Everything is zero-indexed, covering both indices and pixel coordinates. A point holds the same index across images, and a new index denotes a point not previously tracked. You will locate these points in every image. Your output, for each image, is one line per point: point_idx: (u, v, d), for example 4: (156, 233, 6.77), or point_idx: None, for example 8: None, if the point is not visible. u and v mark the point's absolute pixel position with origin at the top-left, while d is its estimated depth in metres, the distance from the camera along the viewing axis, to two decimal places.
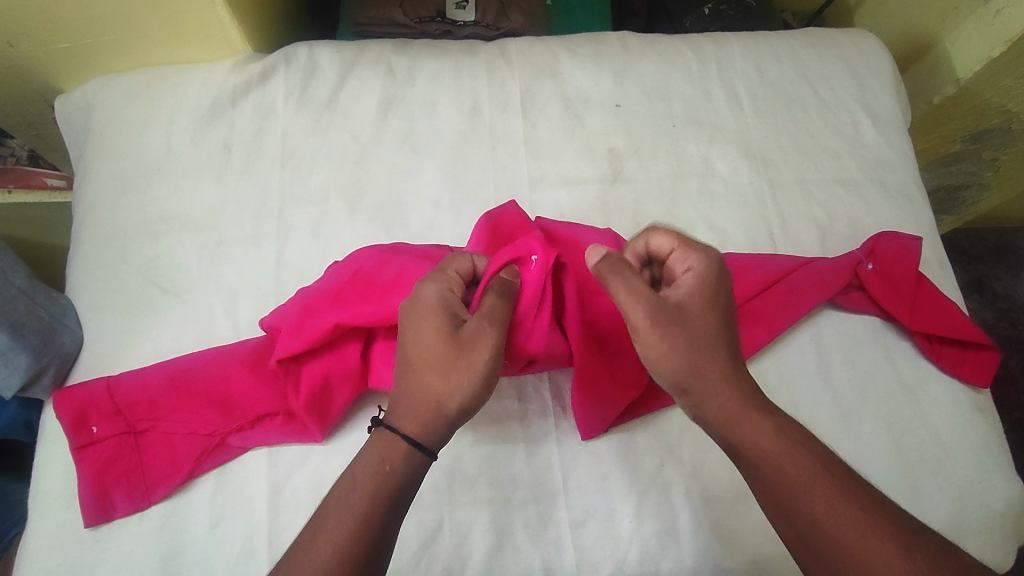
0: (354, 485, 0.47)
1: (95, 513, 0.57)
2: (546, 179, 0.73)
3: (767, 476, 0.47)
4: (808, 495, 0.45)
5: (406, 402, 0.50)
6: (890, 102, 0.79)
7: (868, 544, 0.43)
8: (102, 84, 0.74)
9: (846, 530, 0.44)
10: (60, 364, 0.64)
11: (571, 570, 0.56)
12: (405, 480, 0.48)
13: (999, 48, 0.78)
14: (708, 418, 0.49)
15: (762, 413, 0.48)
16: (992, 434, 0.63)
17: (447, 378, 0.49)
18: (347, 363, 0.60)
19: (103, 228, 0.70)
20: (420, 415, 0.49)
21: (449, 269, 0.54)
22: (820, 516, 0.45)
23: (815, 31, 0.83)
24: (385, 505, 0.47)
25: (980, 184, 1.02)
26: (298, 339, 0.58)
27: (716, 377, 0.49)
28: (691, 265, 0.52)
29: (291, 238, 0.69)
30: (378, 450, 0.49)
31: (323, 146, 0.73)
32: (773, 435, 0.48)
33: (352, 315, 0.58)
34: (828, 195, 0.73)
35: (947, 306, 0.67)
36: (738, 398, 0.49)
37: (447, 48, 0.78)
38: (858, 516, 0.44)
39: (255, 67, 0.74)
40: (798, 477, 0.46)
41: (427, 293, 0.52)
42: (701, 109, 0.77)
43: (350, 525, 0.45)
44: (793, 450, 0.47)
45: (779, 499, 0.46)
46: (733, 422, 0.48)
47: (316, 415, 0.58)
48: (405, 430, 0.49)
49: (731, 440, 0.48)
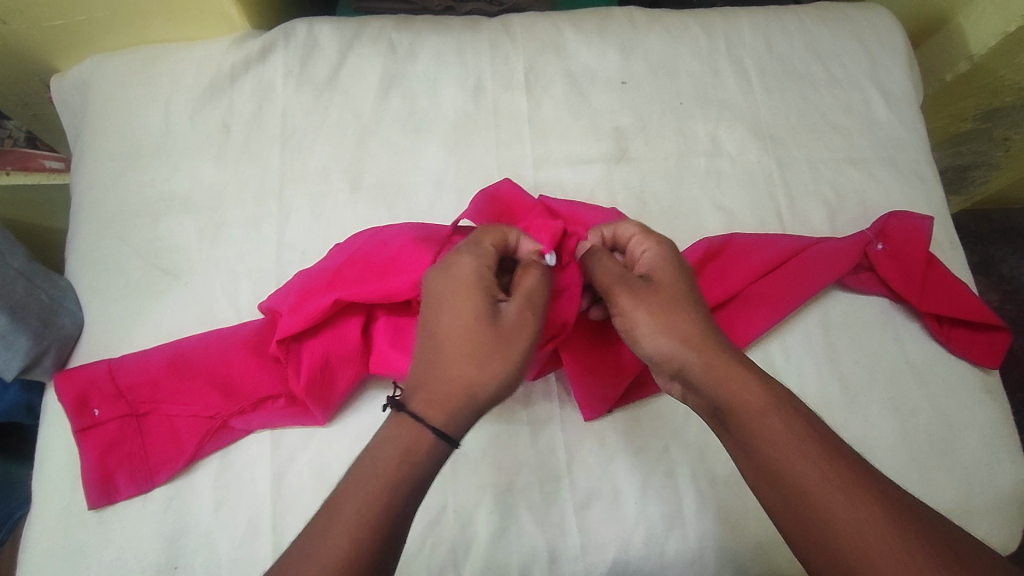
0: (367, 472, 0.44)
1: (99, 495, 0.56)
2: (551, 158, 0.71)
3: (755, 442, 0.46)
4: (793, 457, 0.44)
5: (431, 385, 0.47)
6: (902, 79, 0.77)
7: (853, 508, 0.42)
8: (98, 62, 0.73)
9: (829, 492, 0.43)
10: (61, 347, 0.63)
11: (575, 551, 0.56)
12: (420, 471, 0.45)
13: (1015, 23, 0.76)
14: (690, 380, 0.50)
15: (749, 374, 0.48)
16: (1000, 416, 0.62)
17: (483, 364, 0.47)
18: (347, 345, 0.59)
19: (101, 209, 0.69)
20: (447, 400, 0.46)
21: (484, 247, 0.52)
22: (804, 474, 0.44)
23: (826, 6, 0.81)
24: (402, 496, 0.44)
25: (990, 164, 1.01)
26: (298, 320, 0.57)
27: (694, 340, 0.50)
28: (646, 250, 0.55)
29: (292, 219, 0.68)
30: (394, 436, 0.46)
31: (323, 125, 0.71)
32: (762, 395, 0.47)
33: (355, 296, 0.57)
34: (837, 174, 0.72)
35: (957, 287, 0.65)
36: (720, 360, 0.49)
37: (448, 24, 0.77)
38: (843, 478, 0.43)
39: (254, 44, 0.73)
40: (787, 440, 0.45)
41: (464, 269, 0.50)
42: (709, 85, 0.75)
43: (365, 512, 0.43)
44: (778, 411, 0.46)
45: (762, 460, 0.46)
46: (720, 381, 0.48)
47: (318, 399, 0.58)
48: (431, 421, 0.46)
49: (721, 400, 0.48)
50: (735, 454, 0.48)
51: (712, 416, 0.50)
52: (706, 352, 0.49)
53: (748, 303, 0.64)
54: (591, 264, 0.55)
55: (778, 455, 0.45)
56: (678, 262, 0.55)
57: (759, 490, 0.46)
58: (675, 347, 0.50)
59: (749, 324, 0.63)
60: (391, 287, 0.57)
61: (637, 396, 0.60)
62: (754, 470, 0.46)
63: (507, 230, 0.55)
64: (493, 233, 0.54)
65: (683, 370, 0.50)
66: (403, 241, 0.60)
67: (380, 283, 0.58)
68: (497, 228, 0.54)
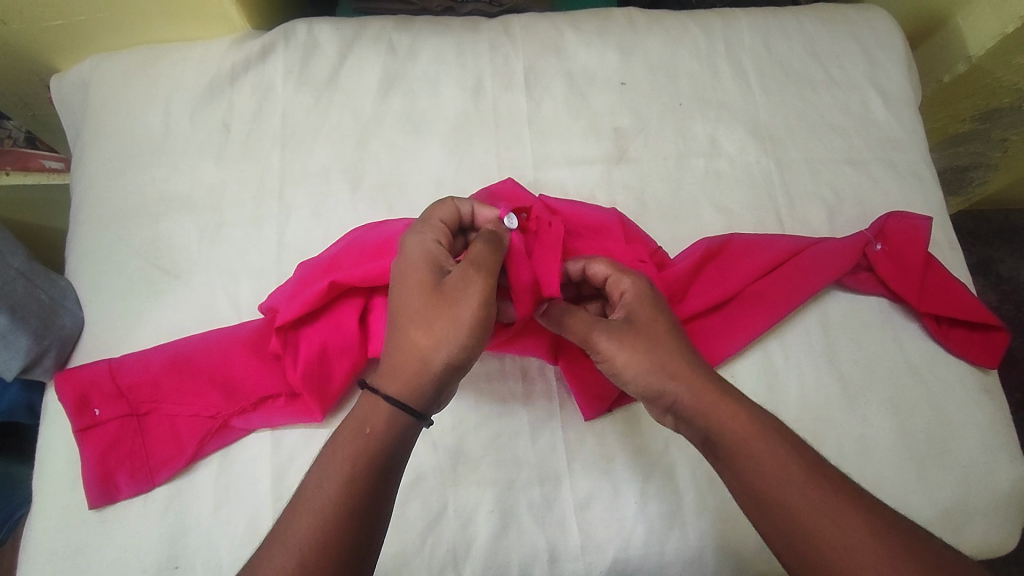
0: (353, 431, 0.46)
1: (100, 495, 0.56)
2: (550, 158, 0.71)
3: (744, 467, 0.46)
4: (781, 480, 0.45)
5: (391, 360, 0.49)
6: (901, 80, 0.77)
7: (841, 526, 0.43)
8: (98, 62, 0.73)
9: (817, 511, 0.44)
10: (62, 346, 0.63)
11: (575, 551, 0.56)
12: (400, 432, 0.47)
13: (1013, 25, 0.76)
14: (683, 414, 0.49)
15: (732, 400, 0.48)
16: (998, 415, 0.62)
17: (432, 331, 0.48)
18: (345, 335, 0.59)
19: (101, 209, 0.69)
20: (404, 372, 0.48)
21: (433, 220, 0.54)
22: (794, 499, 0.44)
23: (826, 7, 0.81)
24: (385, 455, 0.46)
25: (988, 165, 1.01)
26: (297, 306, 0.58)
27: (681, 375, 0.49)
28: (623, 286, 0.55)
29: (292, 219, 0.68)
30: (357, 413, 0.47)
31: (323, 125, 0.71)
32: (747, 422, 0.47)
33: (351, 279, 0.58)
34: (836, 174, 0.72)
35: (956, 287, 0.66)
36: (704, 392, 0.49)
37: (448, 25, 0.77)
38: (830, 497, 0.44)
39: (254, 45, 0.73)
40: (773, 462, 0.46)
41: (413, 246, 0.52)
42: (709, 86, 0.75)
43: (351, 468, 0.45)
44: (767, 435, 0.47)
45: (754, 485, 0.46)
46: (708, 413, 0.48)
47: (313, 387, 0.58)
48: (388, 392, 0.47)
49: (709, 431, 0.48)
50: (724, 479, 0.48)
51: (702, 445, 0.49)
52: (691, 382, 0.49)
53: (748, 302, 0.64)
54: (565, 310, 0.54)
55: (769, 479, 0.45)
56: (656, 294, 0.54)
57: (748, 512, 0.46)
58: (663, 382, 0.49)
59: (749, 324, 0.63)
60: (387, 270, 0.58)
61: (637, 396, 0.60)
62: (744, 494, 0.46)
63: (456, 201, 0.56)
64: (441, 205, 0.55)
65: (675, 403, 0.49)
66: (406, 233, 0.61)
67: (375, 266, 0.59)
68: (451, 202, 0.56)
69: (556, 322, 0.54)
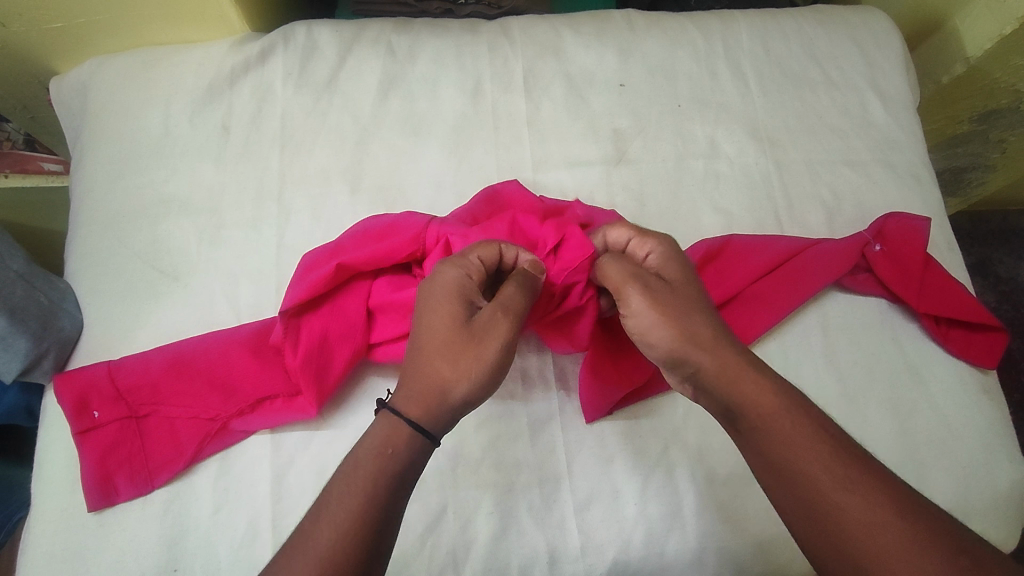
0: (356, 469, 0.46)
1: (99, 497, 0.56)
2: (549, 160, 0.72)
3: (767, 439, 0.47)
4: (805, 454, 0.45)
5: (410, 384, 0.49)
6: (899, 81, 0.77)
7: (864, 504, 0.43)
8: (97, 65, 0.73)
9: (841, 488, 0.44)
10: (61, 349, 0.63)
11: (575, 552, 0.56)
12: (404, 465, 0.47)
13: (1011, 25, 0.76)
14: (705, 382, 0.50)
15: (760, 374, 0.49)
16: (997, 416, 0.63)
17: (456, 365, 0.49)
18: (347, 322, 0.60)
19: (100, 211, 0.69)
20: (421, 399, 0.48)
21: (469, 256, 0.54)
22: (816, 475, 0.44)
23: (824, 9, 0.81)
24: (385, 487, 0.45)
25: (986, 166, 1.01)
26: (303, 288, 0.59)
27: (709, 343, 0.50)
28: (651, 250, 0.56)
29: (291, 220, 0.68)
30: (380, 432, 0.48)
31: (322, 127, 0.71)
32: (774, 395, 0.48)
33: (358, 260, 0.60)
34: (835, 176, 0.72)
35: (955, 288, 0.66)
36: (733, 363, 0.49)
37: (447, 27, 0.77)
38: (854, 476, 0.44)
39: (253, 47, 0.73)
40: (797, 437, 0.46)
41: (448, 277, 0.52)
42: (707, 88, 0.76)
43: (352, 504, 0.44)
44: (790, 412, 0.47)
45: (777, 460, 0.46)
46: (733, 382, 0.48)
47: (312, 376, 0.58)
48: (409, 414, 0.48)
49: (733, 401, 0.48)
50: (747, 454, 0.49)
51: (724, 418, 0.50)
52: (719, 353, 0.50)
53: (748, 303, 0.65)
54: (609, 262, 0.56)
55: (792, 456, 0.45)
56: (681, 261, 0.56)
57: (768, 485, 0.47)
58: (689, 343, 0.50)
59: (749, 324, 0.64)
60: (393, 249, 0.60)
61: (638, 396, 0.61)
62: (766, 472, 0.47)
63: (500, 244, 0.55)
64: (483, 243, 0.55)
65: (697, 372, 0.50)
66: (411, 220, 0.62)
67: (380, 246, 0.60)
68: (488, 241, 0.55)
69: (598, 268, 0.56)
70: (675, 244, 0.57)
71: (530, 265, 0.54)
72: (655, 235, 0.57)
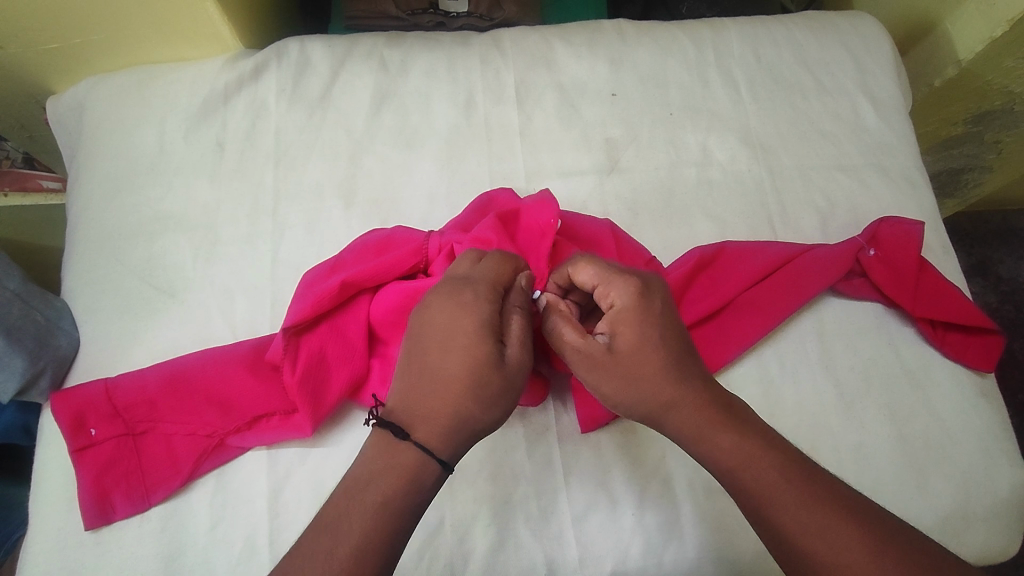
0: (364, 493, 0.45)
1: (95, 515, 0.56)
2: (543, 170, 0.72)
3: (735, 484, 0.47)
4: (772, 500, 0.45)
5: (440, 424, 0.47)
6: (890, 84, 0.77)
7: (829, 549, 0.42)
8: (92, 85, 0.73)
9: (808, 533, 0.43)
10: (58, 367, 0.63)
11: (573, 564, 0.56)
12: (419, 491, 0.46)
13: (1001, 28, 0.77)
14: (673, 435, 0.50)
15: (724, 424, 0.48)
16: (996, 419, 0.62)
17: (488, 405, 0.48)
18: (346, 342, 0.60)
19: (97, 229, 0.69)
20: (451, 438, 0.47)
21: (494, 283, 0.51)
22: (782, 521, 0.44)
23: (815, 15, 0.82)
24: (396, 516, 0.45)
25: (982, 167, 1.01)
26: (308, 302, 0.59)
27: (671, 404, 0.48)
28: (614, 300, 0.50)
29: (286, 236, 0.68)
30: (389, 457, 0.46)
31: (317, 141, 0.72)
32: (737, 444, 0.47)
33: (361, 275, 0.60)
34: (828, 181, 0.72)
35: (951, 291, 0.65)
36: (701, 414, 0.48)
37: (440, 40, 0.78)
38: (805, 489, 0.45)
39: (246, 63, 0.73)
40: (762, 484, 0.46)
41: (479, 310, 0.49)
42: (700, 96, 0.76)
43: (363, 532, 0.44)
44: (759, 458, 0.46)
45: (749, 504, 0.46)
46: (698, 436, 0.48)
47: (308, 398, 0.57)
48: (438, 453, 0.47)
49: (699, 451, 0.48)
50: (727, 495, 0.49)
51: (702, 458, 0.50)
52: (682, 412, 0.49)
53: (743, 309, 0.65)
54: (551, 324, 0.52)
55: (761, 501, 0.45)
56: (649, 312, 0.49)
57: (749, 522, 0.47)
58: (647, 411, 0.49)
59: (744, 331, 0.64)
60: (397, 262, 0.61)
61: None
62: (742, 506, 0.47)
63: (515, 259, 0.54)
64: (501, 262, 0.52)
65: (664, 428, 0.50)
66: (411, 235, 0.63)
67: (383, 260, 0.61)
68: (502, 259, 0.53)
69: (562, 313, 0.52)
70: (641, 285, 0.50)
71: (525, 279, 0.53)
72: (620, 279, 0.50)
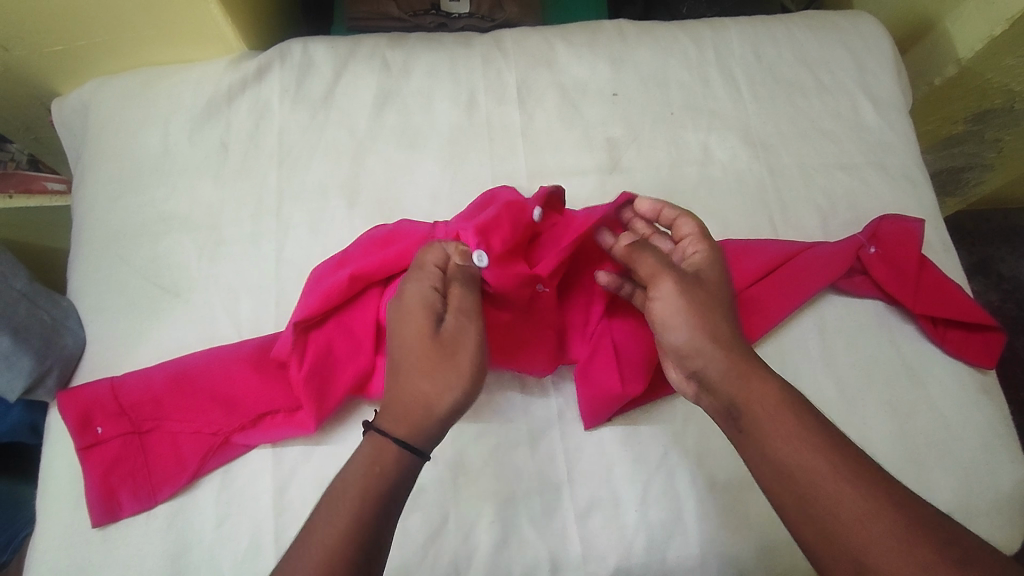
0: (341, 491, 0.46)
1: (102, 513, 0.57)
2: (545, 170, 0.72)
3: (766, 437, 0.47)
4: (803, 448, 0.46)
5: (395, 406, 0.50)
6: (890, 83, 0.78)
7: (858, 496, 0.43)
8: (97, 86, 0.74)
9: (839, 481, 0.44)
10: (64, 366, 0.64)
11: (577, 560, 0.56)
12: (395, 484, 0.47)
13: (1000, 27, 0.77)
14: (709, 379, 0.51)
15: (761, 372, 0.50)
16: (997, 415, 0.63)
17: (436, 379, 0.49)
18: (352, 338, 0.60)
19: (102, 229, 0.70)
20: (410, 417, 0.49)
21: (429, 265, 0.54)
22: (814, 466, 0.45)
23: (815, 14, 0.82)
24: (375, 510, 0.46)
25: (983, 165, 1.02)
26: (316, 298, 0.59)
27: (722, 343, 0.51)
28: (701, 250, 0.57)
29: (290, 236, 0.69)
30: (365, 454, 0.48)
31: (320, 141, 0.72)
32: (777, 391, 0.49)
33: (369, 270, 0.60)
34: (828, 179, 0.73)
35: (951, 288, 0.66)
36: (740, 362, 0.50)
37: (442, 41, 0.78)
38: (851, 469, 0.44)
39: (249, 65, 0.74)
40: (791, 430, 0.47)
41: (414, 295, 0.52)
42: (700, 95, 0.76)
43: (342, 527, 0.45)
44: (792, 407, 0.48)
45: (777, 458, 0.46)
46: (739, 378, 0.49)
47: (314, 394, 0.58)
48: (396, 434, 0.48)
49: (736, 395, 0.49)
50: (748, 453, 0.48)
51: (724, 414, 0.51)
52: (728, 352, 0.51)
53: (744, 306, 0.65)
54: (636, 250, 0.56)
55: (792, 450, 0.46)
56: (723, 270, 0.57)
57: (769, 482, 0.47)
58: (700, 341, 0.51)
59: (746, 328, 0.64)
60: (403, 257, 0.61)
61: (638, 404, 0.61)
62: (766, 463, 0.47)
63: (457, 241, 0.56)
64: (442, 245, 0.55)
65: (703, 370, 0.51)
66: (417, 229, 0.64)
67: (388, 256, 0.61)
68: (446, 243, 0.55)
69: (629, 255, 0.56)
70: (723, 251, 0.58)
71: (461, 257, 0.54)
72: (710, 239, 0.58)
